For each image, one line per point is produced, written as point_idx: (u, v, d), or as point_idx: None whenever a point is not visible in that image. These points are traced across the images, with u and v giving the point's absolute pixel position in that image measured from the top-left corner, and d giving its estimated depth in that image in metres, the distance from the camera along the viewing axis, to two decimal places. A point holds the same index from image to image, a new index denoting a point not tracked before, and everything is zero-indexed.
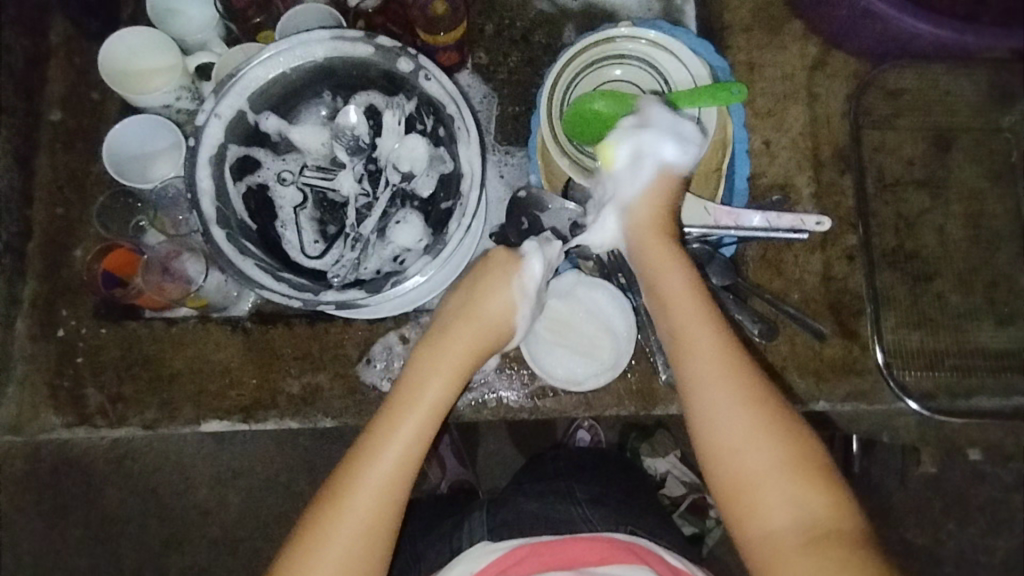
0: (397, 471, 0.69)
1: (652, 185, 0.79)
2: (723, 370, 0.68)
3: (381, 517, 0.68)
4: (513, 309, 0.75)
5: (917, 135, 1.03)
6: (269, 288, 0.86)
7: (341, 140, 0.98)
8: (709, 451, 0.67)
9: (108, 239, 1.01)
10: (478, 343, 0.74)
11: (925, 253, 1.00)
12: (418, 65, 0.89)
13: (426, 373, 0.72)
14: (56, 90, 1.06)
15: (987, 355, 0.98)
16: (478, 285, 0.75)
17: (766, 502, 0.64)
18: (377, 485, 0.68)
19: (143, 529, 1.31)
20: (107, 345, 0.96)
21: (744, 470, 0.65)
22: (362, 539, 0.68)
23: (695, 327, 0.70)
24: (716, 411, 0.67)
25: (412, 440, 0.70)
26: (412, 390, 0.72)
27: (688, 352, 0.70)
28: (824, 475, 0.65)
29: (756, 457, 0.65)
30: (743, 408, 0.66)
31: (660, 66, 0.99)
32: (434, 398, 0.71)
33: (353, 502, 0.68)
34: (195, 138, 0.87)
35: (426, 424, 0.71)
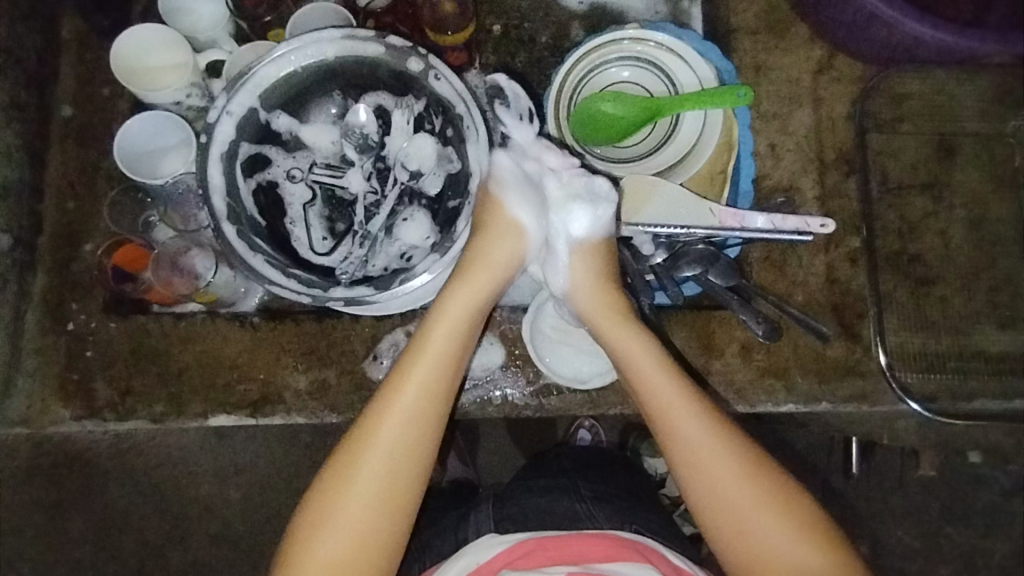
0: (420, 406, 0.73)
1: (581, 267, 0.80)
2: (721, 455, 0.73)
3: (410, 455, 0.73)
4: (523, 212, 0.79)
5: (921, 139, 1.04)
6: (279, 284, 0.89)
7: (351, 138, 0.97)
8: (715, 531, 0.72)
9: (118, 235, 1.02)
10: (497, 260, 0.79)
11: (928, 257, 1.01)
12: (427, 65, 0.92)
13: (446, 301, 0.77)
14: (66, 86, 1.06)
15: (988, 358, 0.99)
16: (488, 208, 0.80)
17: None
18: (402, 425, 0.73)
19: (146, 524, 1.32)
20: (116, 340, 0.97)
21: (755, 550, 0.71)
22: (382, 485, 0.71)
23: (687, 419, 0.74)
24: (723, 496, 0.72)
25: (434, 374, 0.74)
26: (431, 325, 0.76)
27: (688, 443, 0.74)
28: (817, 532, 0.71)
29: (767, 535, 0.71)
30: (747, 491, 0.72)
31: (667, 69, 1.00)
32: (454, 327, 0.76)
33: (380, 441, 0.72)
34: (207, 135, 0.89)
35: (448, 358, 0.75)
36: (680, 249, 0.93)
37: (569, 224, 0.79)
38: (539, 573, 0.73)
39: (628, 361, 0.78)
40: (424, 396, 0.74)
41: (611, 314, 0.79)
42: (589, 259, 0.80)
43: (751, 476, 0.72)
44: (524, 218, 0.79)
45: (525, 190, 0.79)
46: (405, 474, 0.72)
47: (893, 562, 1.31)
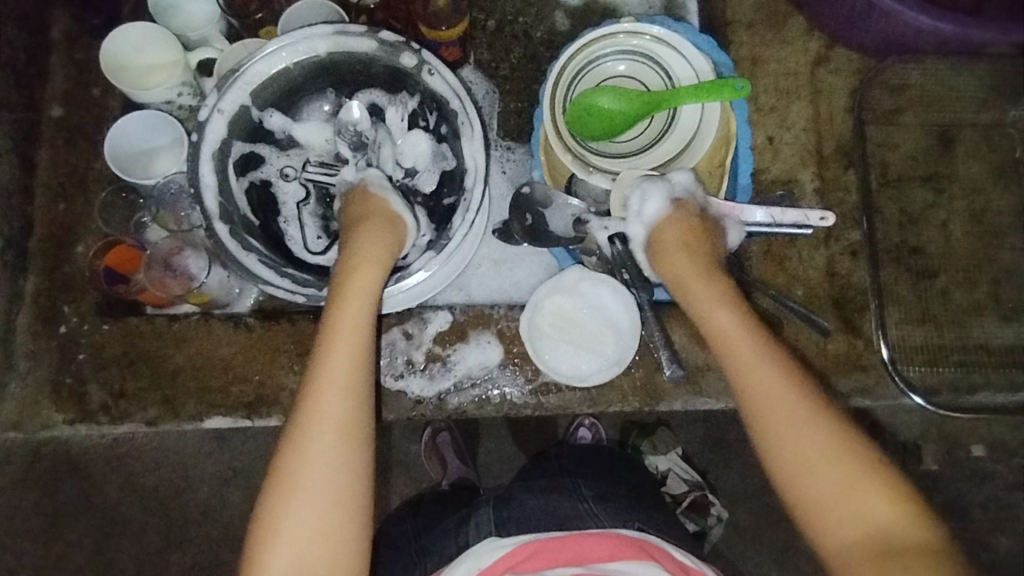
0: (351, 368, 0.71)
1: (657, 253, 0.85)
2: (785, 384, 0.69)
3: (354, 419, 0.69)
4: (393, 203, 0.84)
5: (920, 131, 1.03)
6: (273, 284, 0.87)
7: (343, 135, 0.93)
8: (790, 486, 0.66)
9: (111, 236, 1.01)
10: (384, 238, 0.80)
11: (929, 249, 1.00)
12: (421, 60, 0.89)
13: (352, 274, 0.77)
14: (57, 86, 1.05)
15: (991, 351, 0.98)
16: (364, 198, 0.84)
17: (853, 515, 0.63)
18: (337, 391, 0.69)
19: (144, 528, 1.30)
20: (109, 342, 0.96)
21: (816, 489, 0.65)
22: (340, 431, 0.68)
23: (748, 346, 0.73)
24: (784, 425, 0.67)
25: (357, 338, 0.72)
26: (343, 297, 0.75)
27: (751, 370, 0.71)
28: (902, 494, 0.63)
29: (830, 472, 0.65)
30: (810, 419, 0.67)
31: (663, 62, 0.98)
32: (364, 295, 0.76)
33: (321, 411, 0.68)
34: (197, 134, 0.87)
35: (364, 323, 0.74)
36: None
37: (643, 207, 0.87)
38: None
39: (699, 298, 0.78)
40: (354, 359, 0.71)
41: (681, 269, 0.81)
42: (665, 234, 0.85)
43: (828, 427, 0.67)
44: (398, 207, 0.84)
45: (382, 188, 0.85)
46: (353, 441, 0.68)
47: None
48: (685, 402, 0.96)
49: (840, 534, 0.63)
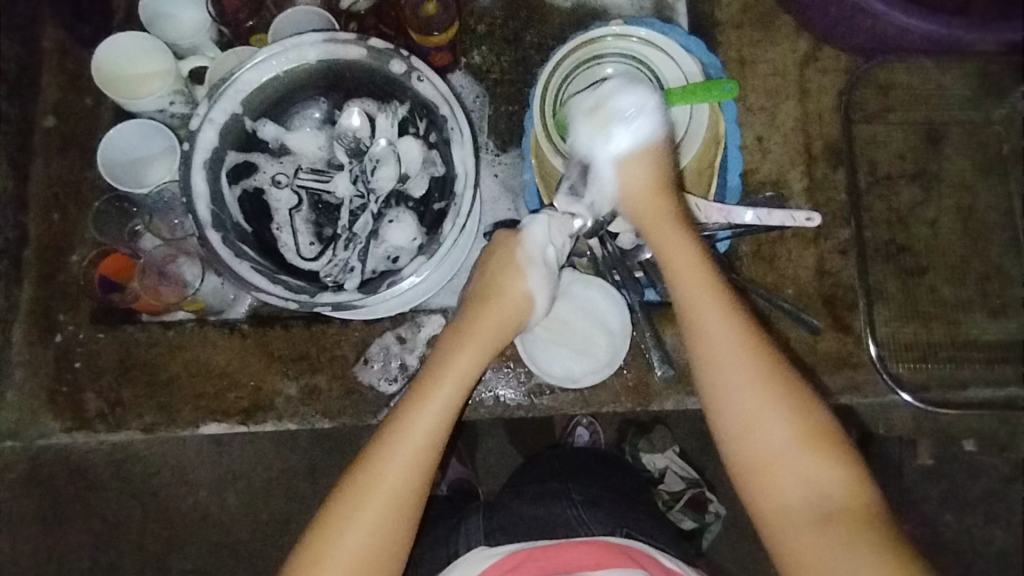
0: (405, 479, 0.69)
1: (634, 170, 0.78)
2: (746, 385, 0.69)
3: (394, 525, 0.69)
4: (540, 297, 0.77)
5: (908, 129, 1.04)
6: (266, 290, 0.87)
7: (341, 141, 0.98)
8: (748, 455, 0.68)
9: (104, 245, 1.01)
10: (505, 319, 0.76)
11: (917, 246, 1.01)
12: (410, 67, 0.90)
13: (441, 368, 0.73)
14: (49, 96, 1.06)
15: (980, 346, 0.99)
16: (508, 261, 0.77)
17: (806, 488, 0.66)
18: (385, 501, 0.69)
19: (144, 533, 1.31)
20: (105, 350, 0.96)
21: (773, 469, 0.67)
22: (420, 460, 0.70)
23: (725, 350, 0.70)
24: (750, 424, 0.68)
25: (419, 450, 0.70)
26: (424, 393, 0.72)
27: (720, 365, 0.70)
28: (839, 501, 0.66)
29: (791, 456, 0.67)
30: (778, 417, 0.68)
31: (651, 64, 0.99)
32: (447, 402, 0.72)
33: (366, 502, 0.69)
34: (189, 143, 0.88)
35: (434, 434, 0.71)
36: None
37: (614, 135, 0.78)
38: None
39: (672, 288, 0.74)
40: (408, 472, 0.70)
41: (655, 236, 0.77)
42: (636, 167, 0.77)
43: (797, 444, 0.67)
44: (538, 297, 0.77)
45: (537, 264, 0.77)
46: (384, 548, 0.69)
47: None
48: (678, 402, 0.97)
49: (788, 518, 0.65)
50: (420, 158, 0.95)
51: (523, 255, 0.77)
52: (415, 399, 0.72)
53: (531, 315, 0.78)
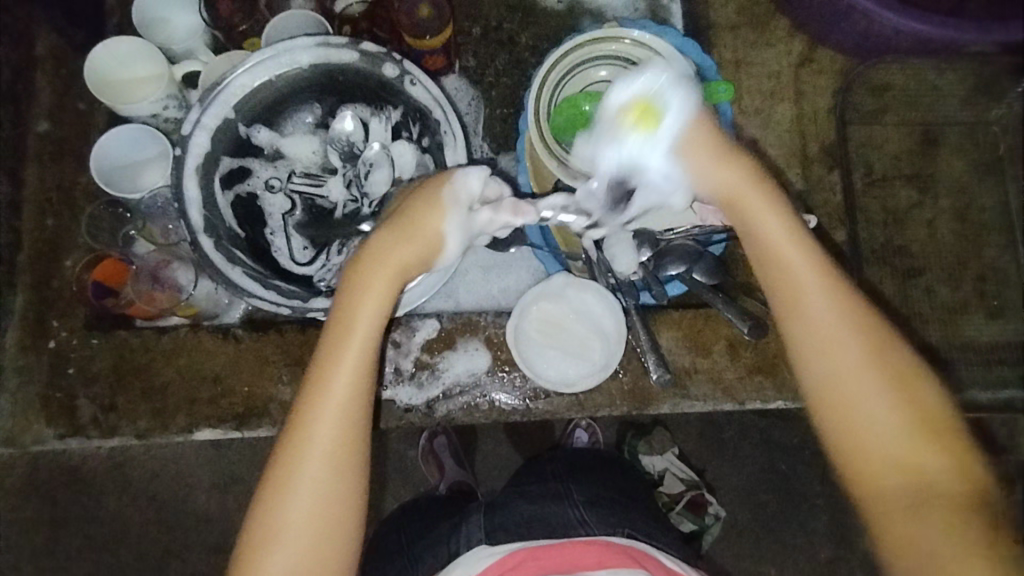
0: (335, 435, 0.65)
1: (687, 156, 0.71)
2: (838, 321, 0.64)
3: (339, 481, 0.64)
4: (452, 228, 0.70)
5: (903, 131, 1.04)
6: (258, 297, 0.88)
7: (334, 146, 0.97)
8: (825, 394, 0.64)
9: (98, 250, 1.02)
10: (412, 252, 0.69)
11: (914, 248, 1.01)
12: (402, 70, 0.90)
13: (354, 308, 0.67)
14: (43, 101, 1.05)
15: (977, 348, 0.99)
16: (402, 206, 0.72)
17: (902, 463, 0.61)
18: (321, 460, 0.64)
19: (144, 536, 1.31)
20: (98, 356, 0.96)
21: (875, 444, 0.61)
22: (344, 413, 0.65)
23: (833, 323, 0.64)
24: (846, 366, 0.63)
25: (345, 402, 0.65)
26: (336, 345, 0.66)
27: (801, 296, 0.66)
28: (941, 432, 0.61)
29: (897, 435, 0.61)
30: (876, 377, 0.62)
31: (644, 65, 0.97)
32: (362, 345, 0.66)
33: (305, 470, 0.64)
34: (181, 148, 0.88)
35: (352, 382, 0.65)
36: (665, 248, 0.93)
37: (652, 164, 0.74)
38: None
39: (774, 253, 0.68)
40: (340, 423, 0.65)
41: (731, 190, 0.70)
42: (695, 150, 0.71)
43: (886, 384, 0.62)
44: (447, 234, 0.70)
45: (458, 202, 0.69)
46: (336, 507, 0.64)
47: None
48: (675, 406, 0.96)
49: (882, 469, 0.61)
50: (414, 161, 0.94)
51: (447, 192, 0.69)
52: (328, 353, 0.66)
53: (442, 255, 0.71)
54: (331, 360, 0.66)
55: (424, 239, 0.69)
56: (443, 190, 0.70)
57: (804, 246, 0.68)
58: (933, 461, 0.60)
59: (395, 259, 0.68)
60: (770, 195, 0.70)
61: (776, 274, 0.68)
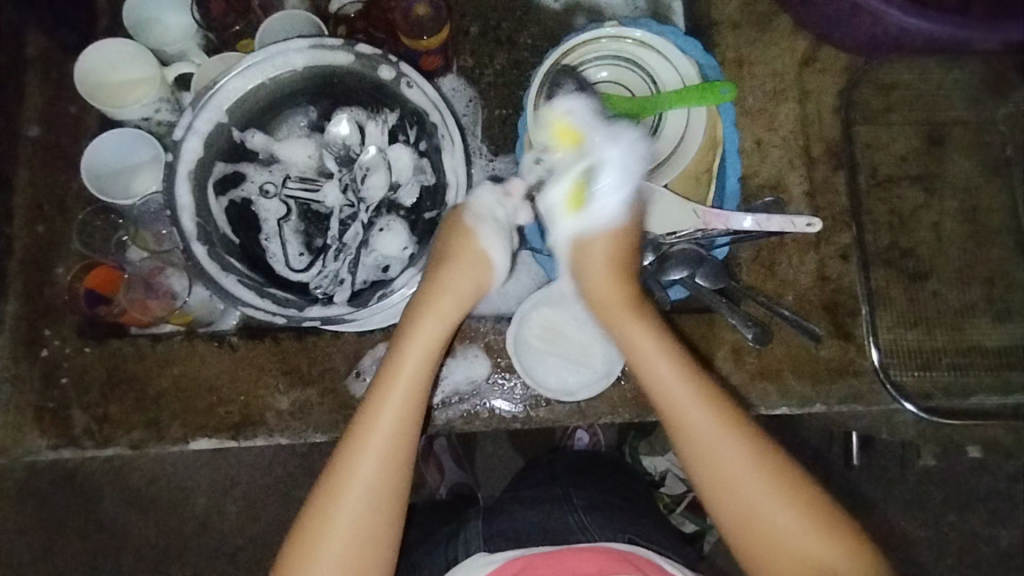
0: (376, 482, 0.70)
1: (628, 216, 0.82)
2: (708, 418, 0.72)
3: (383, 504, 0.71)
4: (493, 252, 0.80)
5: (910, 131, 1.02)
6: (252, 306, 0.86)
7: (330, 150, 0.94)
8: (711, 487, 0.71)
9: (89, 257, 1.00)
10: (462, 293, 0.78)
11: (921, 251, 0.99)
12: (398, 72, 0.89)
13: (406, 344, 0.75)
14: (33, 104, 1.04)
15: (986, 352, 0.97)
16: (452, 245, 0.80)
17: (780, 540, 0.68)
18: (369, 482, 0.70)
19: (142, 542, 1.30)
20: (91, 366, 0.94)
21: (757, 537, 0.69)
22: (394, 439, 0.72)
23: (696, 414, 0.72)
24: (721, 459, 0.71)
25: (388, 450, 0.71)
26: (391, 376, 0.74)
27: (673, 394, 0.74)
28: (810, 503, 0.69)
29: (768, 509, 0.69)
30: (744, 463, 0.70)
31: (646, 66, 0.97)
32: (413, 379, 0.74)
33: (352, 489, 0.70)
34: (173, 154, 0.86)
35: (396, 430, 0.72)
36: (668, 252, 0.91)
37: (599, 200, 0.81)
38: None
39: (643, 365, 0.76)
40: (380, 470, 0.70)
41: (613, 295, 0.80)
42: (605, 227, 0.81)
43: (760, 469, 0.70)
44: (493, 253, 0.80)
45: (489, 225, 0.81)
46: (377, 525, 0.70)
47: (898, 554, 1.29)
48: None
49: (771, 545, 0.68)
50: (411, 166, 0.93)
51: (478, 223, 0.81)
52: (371, 406, 0.73)
53: (490, 281, 0.81)
54: (385, 392, 0.73)
55: (468, 272, 0.79)
56: (480, 230, 0.80)
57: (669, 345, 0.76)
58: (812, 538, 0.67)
59: (445, 293, 0.78)
60: (638, 300, 0.79)
61: (651, 382, 0.76)
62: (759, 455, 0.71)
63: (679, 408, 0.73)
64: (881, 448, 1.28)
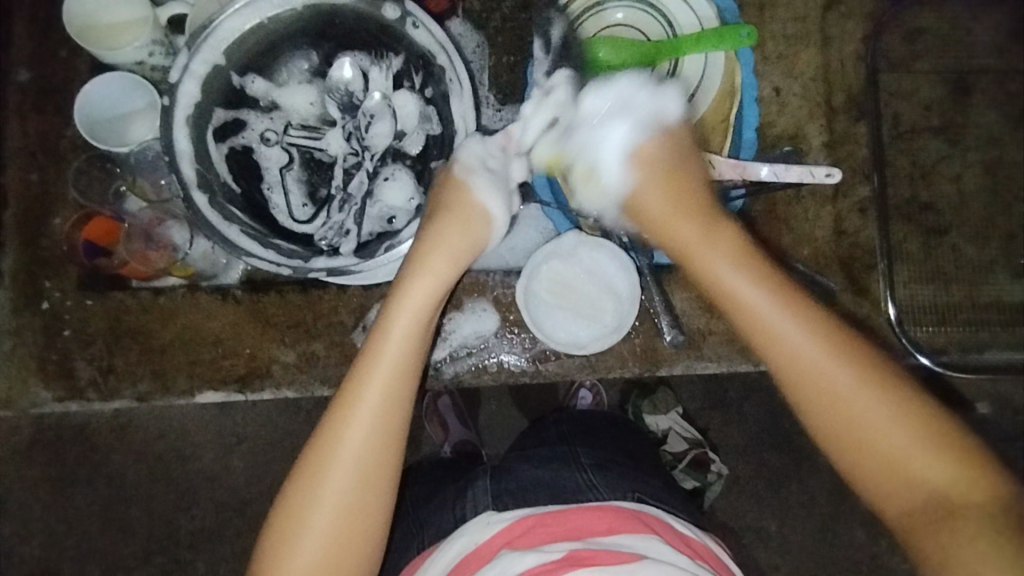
0: (366, 448, 0.67)
1: (642, 169, 0.77)
2: (808, 340, 0.64)
3: (369, 483, 0.67)
4: (487, 201, 0.77)
5: (936, 79, 0.98)
6: (257, 256, 0.85)
7: (332, 95, 0.90)
8: (824, 421, 0.62)
9: (88, 207, 0.97)
10: (459, 249, 0.75)
11: (941, 205, 0.97)
12: (404, 11, 0.84)
13: (393, 316, 0.70)
14: (23, 48, 1.00)
15: (1000, 308, 0.96)
16: (448, 206, 0.77)
17: (913, 479, 0.59)
18: (351, 462, 0.66)
19: (151, 495, 1.31)
20: (93, 318, 0.93)
21: (887, 479, 0.60)
22: (380, 419, 0.67)
23: (797, 339, 0.64)
24: (832, 385, 0.62)
25: (379, 414, 0.67)
26: (374, 353, 0.69)
27: (759, 319, 0.66)
28: (946, 437, 0.60)
29: (895, 445, 0.60)
30: (859, 392, 0.62)
31: (663, 8, 0.92)
32: (399, 355, 0.69)
33: (336, 471, 0.66)
34: (169, 97, 0.82)
35: (388, 394, 0.68)
36: None
37: (602, 164, 0.79)
38: (538, 552, 0.71)
39: (737, 300, 0.67)
40: (371, 436, 0.67)
41: (681, 229, 0.73)
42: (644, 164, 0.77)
43: (879, 396, 0.61)
44: (489, 205, 0.77)
45: (478, 175, 0.78)
46: (365, 502, 0.67)
47: None
48: (687, 367, 0.94)
49: (905, 480, 0.59)
50: (417, 112, 0.90)
51: (467, 175, 0.78)
52: (362, 370, 0.68)
53: (486, 234, 0.78)
54: (369, 370, 0.68)
55: (457, 228, 0.75)
56: (471, 187, 0.77)
57: (747, 262, 0.69)
58: (947, 477, 0.58)
59: (433, 255, 0.74)
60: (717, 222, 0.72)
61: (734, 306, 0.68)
62: (878, 380, 0.62)
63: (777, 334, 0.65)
64: None
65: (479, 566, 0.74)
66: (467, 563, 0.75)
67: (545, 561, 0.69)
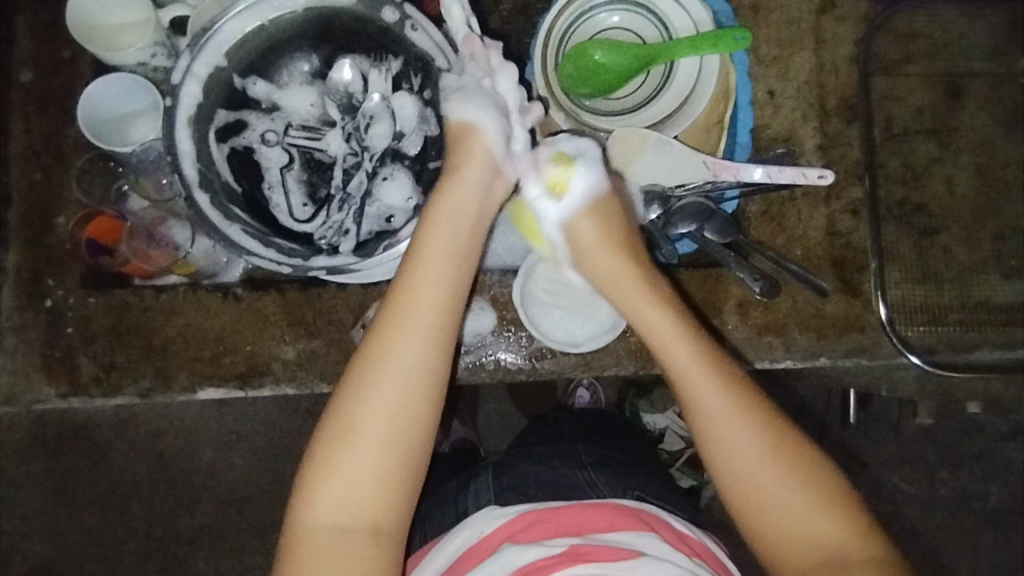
0: (423, 342, 0.69)
1: (594, 219, 0.80)
2: (726, 401, 0.71)
3: (426, 376, 0.68)
4: (477, 113, 0.78)
5: (927, 82, 0.99)
6: (258, 254, 0.86)
7: (332, 97, 0.91)
8: (731, 469, 0.70)
9: (90, 207, 0.98)
10: (477, 157, 0.77)
11: (932, 206, 0.98)
12: (402, 15, 0.87)
13: (438, 221, 0.75)
14: (26, 49, 1.01)
15: (990, 308, 0.98)
16: (466, 145, 0.78)
17: (797, 532, 0.67)
18: (406, 357, 0.68)
19: (152, 492, 1.32)
20: (96, 315, 0.94)
21: (776, 526, 0.68)
22: (432, 315, 0.70)
23: (719, 400, 0.71)
24: (741, 442, 0.70)
25: (429, 328, 0.70)
26: (424, 254, 0.73)
27: (687, 378, 0.73)
28: (838, 498, 0.68)
29: (788, 499, 0.68)
30: (764, 452, 0.70)
31: (659, 11, 0.93)
32: (447, 254, 0.73)
33: (391, 368, 0.68)
34: (172, 98, 0.84)
35: (439, 312, 0.71)
36: (675, 208, 0.89)
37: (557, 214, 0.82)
38: (540, 546, 0.73)
39: (670, 354, 0.75)
40: (421, 347, 0.69)
41: (621, 285, 0.79)
42: (598, 215, 0.81)
43: (780, 454, 0.69)
44: (477, 117, 0.78)
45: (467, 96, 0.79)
46: (421, 396, 0.68)
47: (890, 508, 1.32)
48: None
49: (793, 528, 0.67)
50: (416, 112, 0.91)
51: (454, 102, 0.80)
52: (411, 271, 0.72)
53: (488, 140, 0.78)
54: (421, 270, 0.72)
55: (466, 142, 0.78)
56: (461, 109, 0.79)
57: (682, 322, 0.76)
58: (829, 535, 0.66)
59: (462, 166, 0.77)
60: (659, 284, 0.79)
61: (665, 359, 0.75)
62: (784, 441, 0.70)
63: (699, 390, 0.72)
64: (880, 406, 1.29)
65: (480, 560, 0.75)
66: (469, 557, 0.76)
67: (546, 556, 0.70)
